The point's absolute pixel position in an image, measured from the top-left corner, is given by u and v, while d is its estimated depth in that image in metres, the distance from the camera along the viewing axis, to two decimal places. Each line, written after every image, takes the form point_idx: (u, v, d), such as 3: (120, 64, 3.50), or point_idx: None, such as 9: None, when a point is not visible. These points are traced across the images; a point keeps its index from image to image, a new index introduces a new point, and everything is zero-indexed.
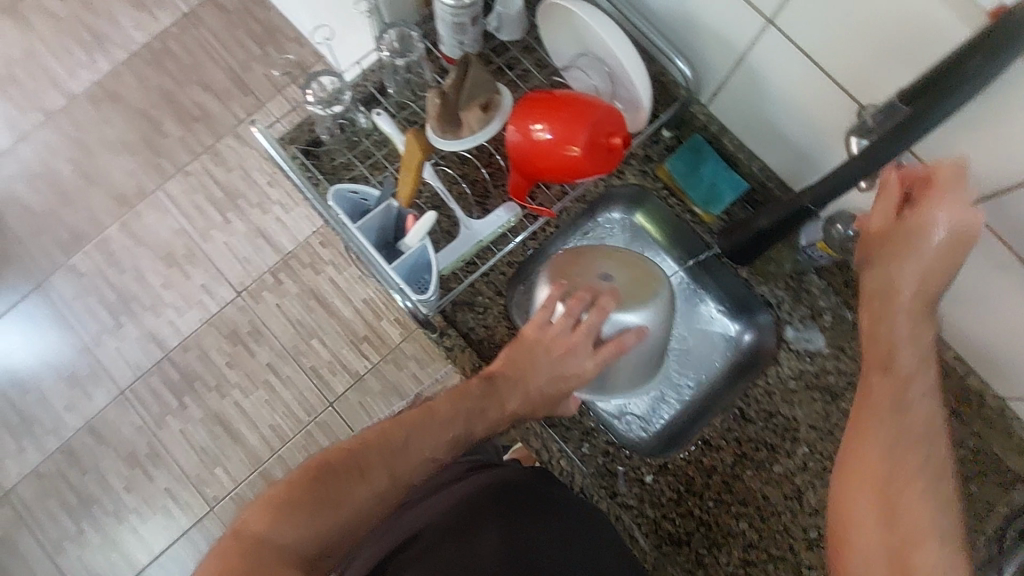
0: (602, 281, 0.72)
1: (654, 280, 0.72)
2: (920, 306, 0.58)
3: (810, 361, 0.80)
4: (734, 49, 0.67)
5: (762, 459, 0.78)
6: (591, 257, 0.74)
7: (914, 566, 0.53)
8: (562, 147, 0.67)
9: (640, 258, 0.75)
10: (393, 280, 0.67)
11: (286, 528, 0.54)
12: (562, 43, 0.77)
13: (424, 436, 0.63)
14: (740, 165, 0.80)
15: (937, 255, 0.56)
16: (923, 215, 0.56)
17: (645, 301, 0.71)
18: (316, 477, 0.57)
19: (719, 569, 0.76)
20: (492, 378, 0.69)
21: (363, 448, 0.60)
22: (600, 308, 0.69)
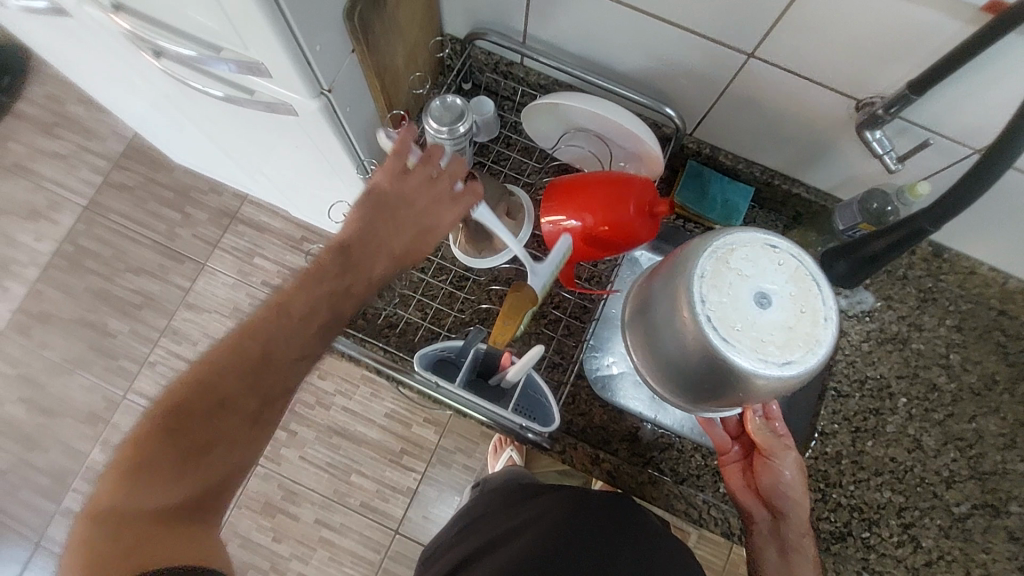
0: (747, 286, 0.55)
1: (799, 347, 0.54)
2: (800, 467, 0.66)
3: (869, 320, 0.86)
4: (717, 86, 0.72)
5: (874, 426, 0.83)
6: (765, 258, 0.56)
7: None
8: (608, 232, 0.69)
9: (827, 324, 0.54)
10: (515, 420, 0.63)
11: (144, 495, 0.47)
12: (544, 126, 0.80)
13: (394, 228, 0.61)
14: (742, 173, 0.84)
15: (793, 464, 0.65)
16: (785, 451, 0.66)
17: (761, 346, 0.53)
18: (171, 429, 0.50)
19: (886, 543, 0.79)
20: (349, 248, 0.59)
21: (236, 362, 0.53)
22: (713, 316, 0.54)
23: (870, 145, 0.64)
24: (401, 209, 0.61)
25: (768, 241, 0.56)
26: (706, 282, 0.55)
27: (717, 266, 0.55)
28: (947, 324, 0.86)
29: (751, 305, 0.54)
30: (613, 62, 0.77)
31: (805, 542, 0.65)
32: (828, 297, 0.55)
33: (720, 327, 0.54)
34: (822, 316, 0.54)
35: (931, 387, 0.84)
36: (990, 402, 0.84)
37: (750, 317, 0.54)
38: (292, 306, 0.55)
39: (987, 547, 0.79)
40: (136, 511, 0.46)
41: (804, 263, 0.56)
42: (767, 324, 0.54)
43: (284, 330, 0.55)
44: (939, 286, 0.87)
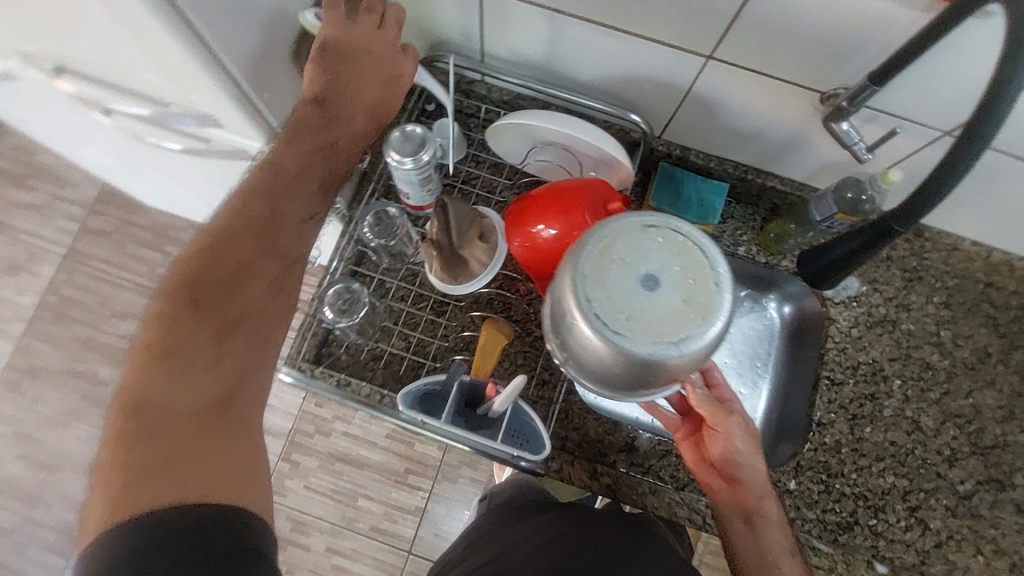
0: (631, 274, 0.53)
1: (695, 320, 0.52)
2: (750, 431, 0.64)
3: (857, 305, 0.85)
4: (679, 89, 0.71)
5: (871, 411, 0.82)
6: (643, 238, 0.55)
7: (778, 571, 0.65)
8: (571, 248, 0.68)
9: (720, 288, 0.53)
10: (504, 451, 0.63)
11: (175, 383, 0.52)
12: (513, 144, 0.79)
13: (360, 79, 0.64)
14: (714, 170, 0.83)
15: (740, 429, 0.63)
16: (729, 418, 0.63)
17: (657, 331, 0.52)
18: (193, 304, 0.56)
19: (894, 528, 0.78)
20: (324, 104, 0.63)
21: (244, 234, 0.60)
22: (606, 309, 0.53)
23: (840, 136, 0.62)
24: (362, 63, 0.63)
25: (643, 221, 0.55)
26: (587, 280, 0.54)
27: (598, 260, 0.54)
28: (936, 302, 0.85)
29: (642, 288, 0.53)
30: (573, 73, 0.76)
31: (767, 505, 0.66)
32: (718, 261, 0.54)
33: (612, 321, 0.53)
34: (713, 282, 0.53)
35: (924, 366, 0.84)
36: (984, 375, 0.83)
37: (640, 301, 0.53)
38: (284, 165, 0.62)
39: (996, 522, 0.79)
40: (173, 404, 0.51)
41: (684, 234, 0.55)
42: (661, 305, 0.53)
43: (285, 193, 0.62)
44: (924, 265, 0.86)
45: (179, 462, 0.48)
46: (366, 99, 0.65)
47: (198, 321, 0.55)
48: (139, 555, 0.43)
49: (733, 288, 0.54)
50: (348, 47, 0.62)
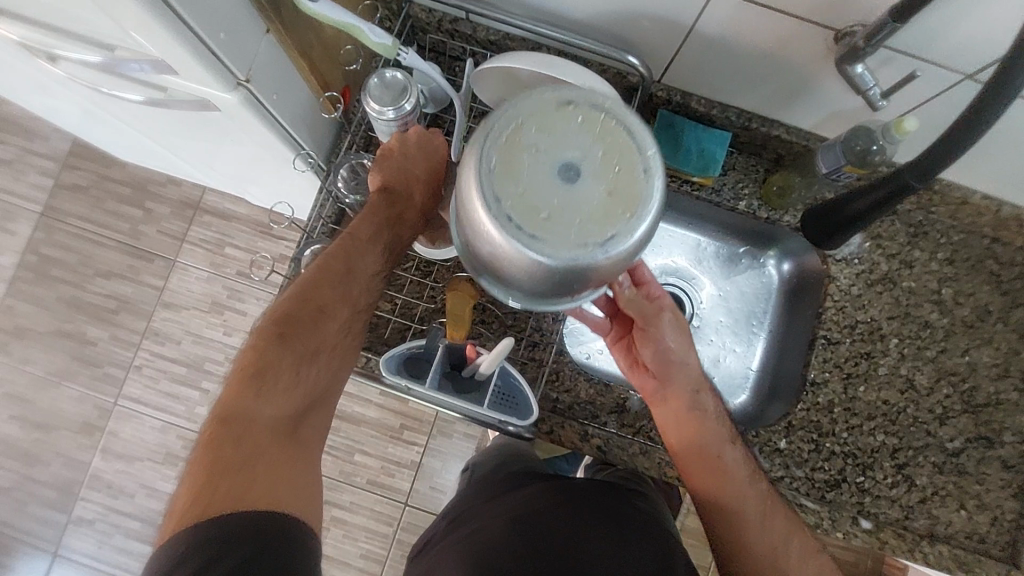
0: (546, 165, 0.46)
1: (623, 215, 0.46)
2: (679, 326, 0.68)
3: (858, 262, 0.82)
4: (681, 27, 0.66)
5: (865, 369, 0.81)
6: (561, 121, 0.47)
7: (725, 467, 0.68)
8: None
9: (649, 175, 0.47)
10: (492, 416, 0.61)
11: (257, 401, 0.56)
12: (500, 91, 0.73)
13: (413, 174, 0.66)
14: (716, 119, 0.78)
15: (668, 322, 0.67)
16: (653, 313, 0.67)
17: (580, 230, 0.46)
18: (280, 337, 0.58)
19: (882, 485, 0.78)
20: (391, 189, 0.65)
21: (321, 282, 0.61)
22: (515, 204, 0.46)
23: (852, 81, 0.58)
24: (416, 151, 0.66)
25: (560, 100, 0.47)
26: (495, 176, 0.46)
27: (505, 150, 0.46)
28: (939, 258, 0.83)
29: (561, 179, 0.46)
30: (568, 10, 0.70)
31: (703, 395, 0.69)
32: (646, 145, 0.47)
33: (527, 224, 0.46)
34: (640, 169, 0.47)
35: (922, 326, 0.82)
36: (983, 334, 0.82)
37: (558, 195, 0.45)
38: (362, 231, 0.63)
39: (981, 479, 0.80)
40: (255, 423, 0.55)
41: (608, 114, 0.47)
42: (583, 196, 0.46)
43: (365, 245, 0.63)
44: (930, 220, 0.83)
45: (245, 470, 0.52)
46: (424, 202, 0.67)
47: (281, 356, 0.57)
48: (201, 545, 0.47)
49: (664, 175, 0.48)
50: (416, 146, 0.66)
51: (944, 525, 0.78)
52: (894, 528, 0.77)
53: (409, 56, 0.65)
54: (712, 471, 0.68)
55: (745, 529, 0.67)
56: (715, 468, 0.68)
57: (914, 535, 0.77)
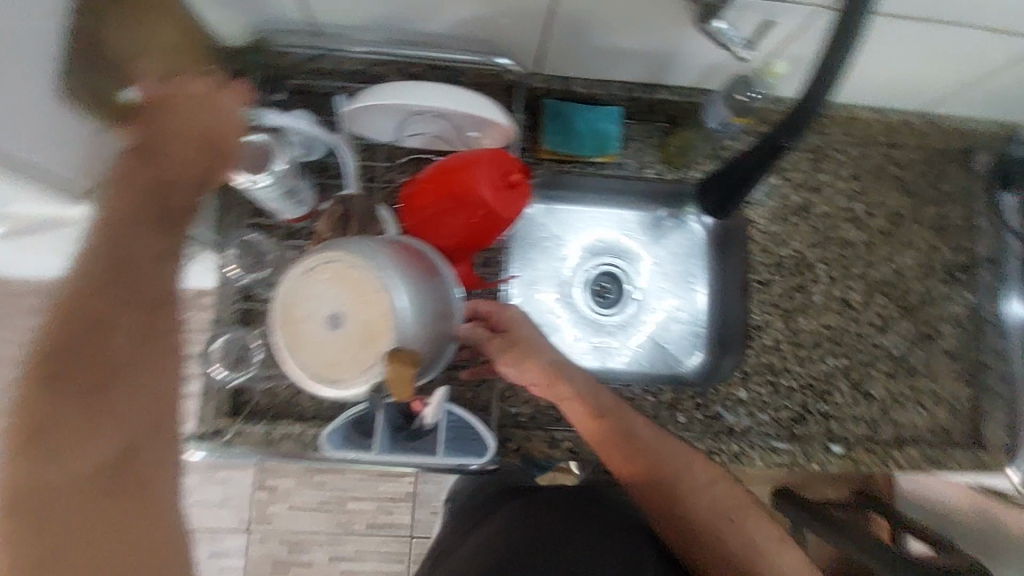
0: (313, 327, 0.48)
1: (381, 337, 0.46)
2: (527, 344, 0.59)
3: (771, 199, 0.84)
4: (539, 18, 0.64)
5: (802, 302, 0.82)
6: (311, 282, 0.48)
7: (648, 446, 0.63)
8: (496, 234, 0.65)
9: (382, 291, 0.47)
10: (449, 464, 0.58)
11: (54, 472, 0.37)
12: (380, 123, 0.70)
13: (186, 123, 0.50)
14: (602, 95, 0.77)
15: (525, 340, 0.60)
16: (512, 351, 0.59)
17: (363, 365, 0.46)
18: (47, 376, 0.38)
19: (843, 406, 0.81)
20: (144, 145, 0.48)
21: (100, 270, 0.42)
22: (313, 364, 0.48)
23: (716, 38, 0.57)
24: (184, 104, 0.51)
25: (303, 265, 0.48)
26: (292, 351, 0.48)
27: (285, 331, 0.48)
28: (844, 177, 0.85)
29: (338, 342, 0.47)
30: (423, 24, 0.67)
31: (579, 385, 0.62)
32: (373, 260, 0.47)
33: (326, 376, 0.47)
34: (376, 287, 0.47)
35: (844, 245, 0.84)
36: (900, 238, 0.85)
37: (345, 358, 0.47)
38: (123, 204, 0.45)
39: (932, 375, 0.83)
40: (63, 493, 0.37)
41: (331, 251, 0.48)
42: (363, 347, 0.46)
43: (127, 235, 0.44)
44: (827, 141, 0.86)
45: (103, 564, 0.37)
46: (191, 141, 0.50)
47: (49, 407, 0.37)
48: None
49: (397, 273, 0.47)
50: (187, 100, 0.51)
51: (907, 427, 0.81)
52: (864, 443, 0.80)
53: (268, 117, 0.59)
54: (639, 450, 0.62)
55: (697, 508, 0.59)
56: (638, 450, 0.62)
57: (883, 445, 0.80)
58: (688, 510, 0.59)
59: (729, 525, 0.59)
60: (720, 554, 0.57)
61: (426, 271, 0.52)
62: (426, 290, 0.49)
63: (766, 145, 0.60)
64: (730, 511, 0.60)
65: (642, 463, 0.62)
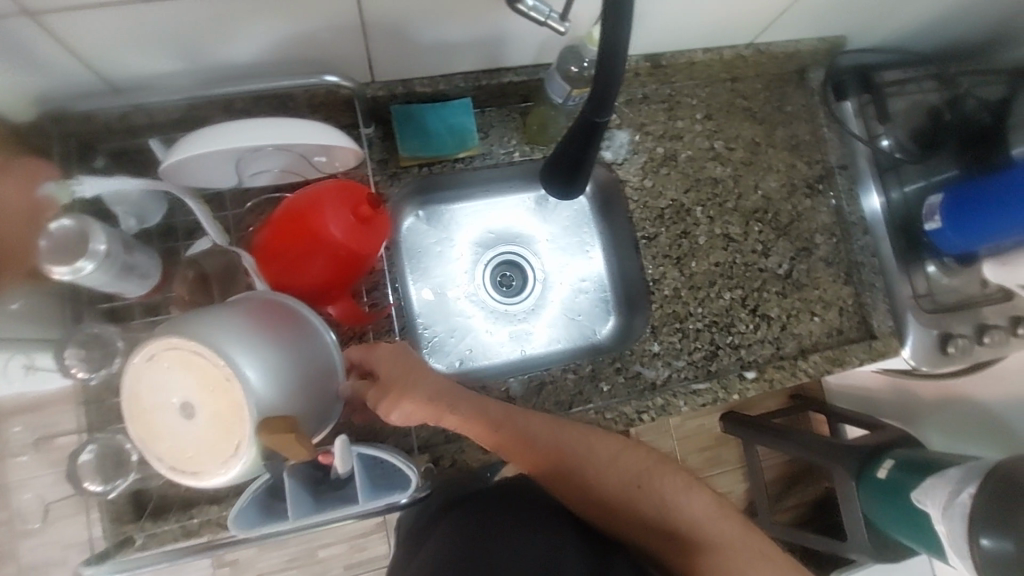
0: (165, 417, 0.49)
1: (236, 423, 0.48)
2: (403, 383, 0.57)
3: (637, 156, 0.86)
4: (353, 27, 0.61)
5: (689, 246, 0.85)
6: (157, 372, 0.49)
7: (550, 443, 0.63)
8: (363, 266, 0.63)
9: (231, 379, 0.48)
10: (372, 507, 0.54)
11: None
12: (216, 173, 0.65)
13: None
14: (447, 90, 0.75)
15: (399, 380, 0.58)
16: (387, 400, 0.57)
17: (219, 452, 0.48)
18: None
19: (748, 333, 0.85)
20: None
21: None
22: (170, 454, 0.49)
23: (530, 16, 0.57)
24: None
25: (148, 354, 0.49)
26: (146, 442, 0.50)
27: (136, 423, 0.49)
28: (699, 119, 0.88)
29: (193, 433, 0.48)
30: (233, 57, 0.62)
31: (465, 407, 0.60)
32: (220, 348, 0.48)
33: (183, 465, 0.49)
34: (225, 376, 0.48)
35: (713, 183, 0.87)
36: (762, 164, 0.90)
37: (202, 448, 0.48)
38: None
39: (817, 283, 0.88)
40: None
41: (174, 340, 0.48)
42: (224, 433, 0.48)
43: None
44: (676, 88, 0.88)
45: None
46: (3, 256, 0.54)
47: None
48: None
49: (245, 358, 0.49)
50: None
51: (806, 336, 0.87)
52: (773, 362, 0.84)
53: (89, 184, 0.56)
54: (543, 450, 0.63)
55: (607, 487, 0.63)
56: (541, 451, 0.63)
57: (790, 360, 0.85)
58: (602, 492, 0.63)
59: (640, 493, 0.62)
60: (637, 524, 0.62)
61: (286, 339, 0.53)
62: (279, 367, 0.51)
63: (585, 121, 0.61)
64: (637, 479, 0.63)
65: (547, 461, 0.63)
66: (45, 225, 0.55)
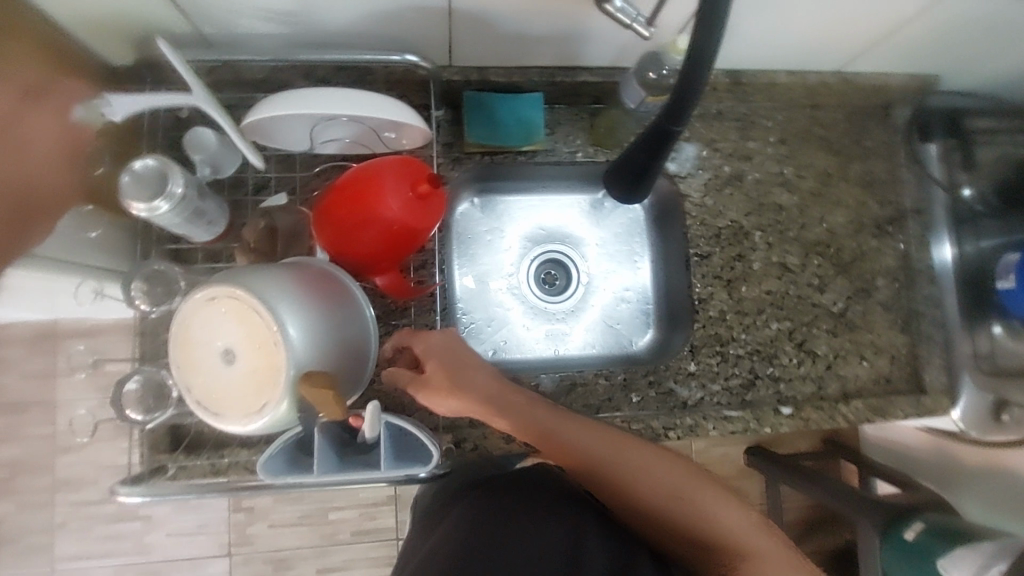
0: (208, 358, 0.51)
1: (271, 384, 0.50)
2: (448, 379, 0.62)
3: (702, 171, 0.84)
4: (443, 11, 0.62)
5: (741, 270, 0.83)
6: (210, 314, 0.51)
7: (580, 448, 0.63)
8: (414, 244, 0.64)
9: (278, 342, 0.50)
10: (394, 473, 0.55)
11: None
12: (290, 135, 0.67)
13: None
14: (521, 83, 0.76)
15: (452, 380, 0.62)
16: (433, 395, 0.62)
17: (249, 404, 0.51)
18: None
19: (790, 368, 0.82)
20: None
21: None
22: (203, 391, 0.52)
23: (617, 17, 0.56)
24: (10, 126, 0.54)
25: (207, 296, 0.52)
26: (184, 373, 0.52)
27: (180, 353, 0.52)
28: (771, 142, 0.86)
29: (230, 379, 0.51)
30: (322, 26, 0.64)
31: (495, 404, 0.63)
32: (275, 308, 0.51)
33: (212, 405, 0.52)
34: (272, 339, 0.50)
35: (777, 210, 0.85)
36: (831, 197, 0.86)
37: (239, 395, 0.51)
38: None
39: (871, 327, 0.85)
40: None
41: (233, 290, 0.51)
42: (265, 384, 0.50)
43: None
44: (752, 108, 0.86)
45: None
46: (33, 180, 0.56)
47: None
48: None
49: (294, 325, 0.51)
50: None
51: (851, 380, 0.83)
52: (812, 401, 0.81)
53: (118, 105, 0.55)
54: (573, 452, 0.62)
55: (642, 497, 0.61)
56: (571, 453, 0.62)
57: (830, 401, 0.82)
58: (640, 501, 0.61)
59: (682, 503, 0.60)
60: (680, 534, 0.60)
61: (332, 310, 0.55)
62: (322, 339, 0.53)
63: (657, 129, 0.60)
64: (680, 489, 0.60)
65: (579, 459, 0.62)
66: (130, 163, 0.58)
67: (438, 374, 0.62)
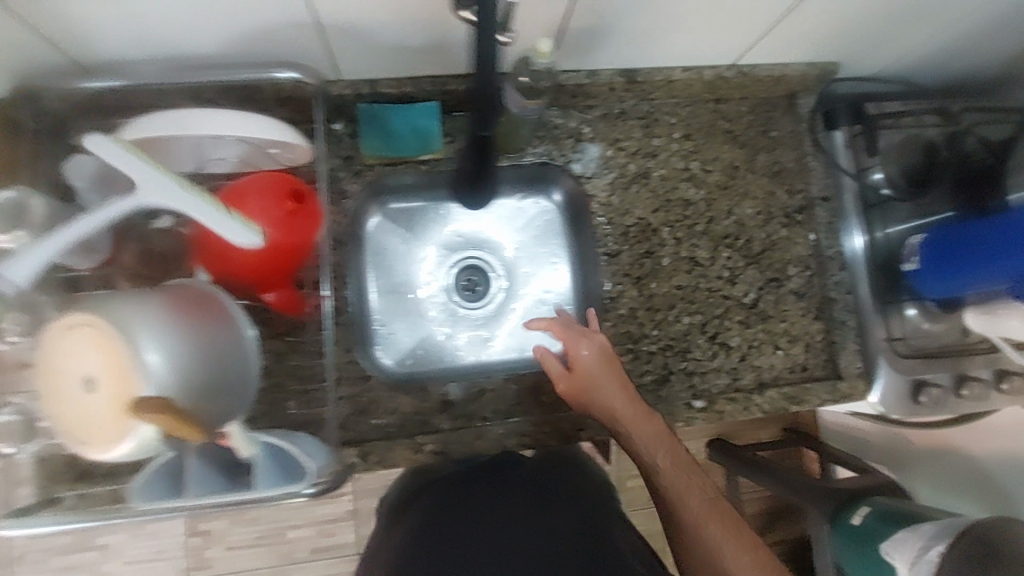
0: (65, 386, 0.50)
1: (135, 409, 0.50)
2: (581, 384, 0.72)
3: (608, 170, 0.84)
4: (310, 27, 0.62)
5: (651, 266, 0.84)
6: (68, 342, 0.51)
7: (631, 423, 0.71)
8: (291, 260, 0.65)
9: (142, 368, 0.51)
10: (267, 495, 0.55)
11: None
12: (172, 157, 0.66)
13: None
14: (413, 92, 0.76)
15: (593, 369, 0.72)
16: (580, 364, 0.72)
17: (113, 430, 0.50)
18: None
19: (705, 361, 0.83)
20: None
21: None
22: (60, 421, 0.51)
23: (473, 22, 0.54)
24: None
25: (66, 324, 0.51)
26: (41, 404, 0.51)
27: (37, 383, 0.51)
28: (676, 138, 0.86)
29: (90, 406, 0.50)
30: (192, 46, 0.64)
31: (612, 402, 0.71)
32: (141, 332, 0.52)
33: (72, 435, 0.51)
34: (138, 363, 0.51)
35: (685, 205, 0.85)
36: (738, 190, 0.87)
37: (99, 423, 0.50)
38: None
39: (783, 316, 0.85)
40: None
41: (94, 317, 0.51)
42: (125, 414, 0.50)
43: None
44: (656, 106, 0.86)
45: None
46: None
47: None
48: None
49: (163, 349, 0.52)
50: None
51: (766, 370, 0.84)
52: (727, 393, 0.82)
53: None
54: (628, 423, 0.71)
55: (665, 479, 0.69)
56: (625, 423, 0.71)
57: (745, 392, 0.82)
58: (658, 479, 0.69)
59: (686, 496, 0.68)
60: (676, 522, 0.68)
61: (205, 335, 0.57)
62: (194, 364, 0.55)
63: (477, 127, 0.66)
64: (680, 486, 0.68)
65: (636, 424, 0.71)
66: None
67: (588, 366, 0.72)
